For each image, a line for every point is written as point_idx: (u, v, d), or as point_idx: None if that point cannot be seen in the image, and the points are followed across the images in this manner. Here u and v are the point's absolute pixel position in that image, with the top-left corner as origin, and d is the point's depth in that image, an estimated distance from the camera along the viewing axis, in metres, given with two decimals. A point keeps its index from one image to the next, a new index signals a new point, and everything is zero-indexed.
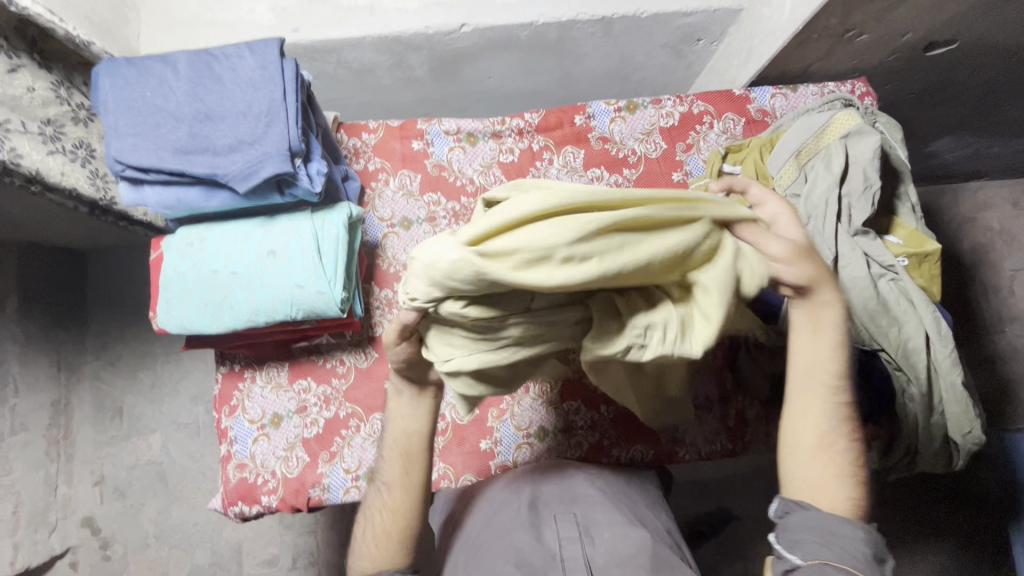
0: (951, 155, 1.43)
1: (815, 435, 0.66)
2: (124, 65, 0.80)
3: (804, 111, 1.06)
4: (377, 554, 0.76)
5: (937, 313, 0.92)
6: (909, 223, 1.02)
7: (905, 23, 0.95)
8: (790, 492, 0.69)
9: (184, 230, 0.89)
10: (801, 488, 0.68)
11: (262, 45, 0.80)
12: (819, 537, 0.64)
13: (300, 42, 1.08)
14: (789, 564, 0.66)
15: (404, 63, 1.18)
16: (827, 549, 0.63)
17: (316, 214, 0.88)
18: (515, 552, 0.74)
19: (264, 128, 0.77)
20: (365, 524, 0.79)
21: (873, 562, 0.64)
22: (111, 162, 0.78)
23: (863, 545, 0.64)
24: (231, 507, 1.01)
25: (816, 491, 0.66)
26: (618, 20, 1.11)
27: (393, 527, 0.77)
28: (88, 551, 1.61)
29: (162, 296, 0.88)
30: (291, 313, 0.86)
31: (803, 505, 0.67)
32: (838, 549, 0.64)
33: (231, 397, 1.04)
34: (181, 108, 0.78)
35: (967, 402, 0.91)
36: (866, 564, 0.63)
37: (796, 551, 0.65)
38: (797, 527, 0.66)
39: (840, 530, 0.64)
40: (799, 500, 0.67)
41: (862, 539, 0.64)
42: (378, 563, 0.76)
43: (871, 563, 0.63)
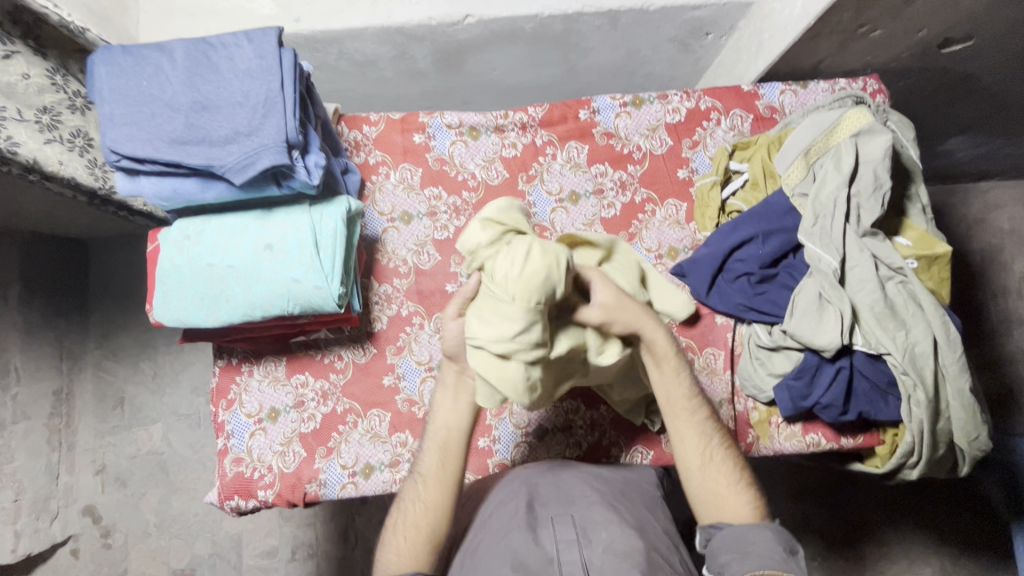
0: (962, 154, 1.40)
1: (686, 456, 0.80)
2: (120, 54, 0.78)
3: (814, 108, 1.04)
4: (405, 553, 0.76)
5: (946, 317, 0.90)
6: (919, 224, 0.99)
7: (920, 19, 0.93)
8: (705, 517, 0.79)
9: (180, 222, 0.88)
10: (708, 510, 0.78)
11: (260, 35, 0.78)
12: (736, 553, 0.72)
13: (301, 32, 1.07)
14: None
15: (407, 54, 1.16)
16: (747, 559, 0.71)
17: (313, 207, 0.87)
18: (511, 556, 0.72)
19: (261, 119, 0.76)
20: (394, 522, 0.79)
21: (788, 554, 0.71)
22: (107, 153, 0.77)
23: (773, 543, 0.72)
24: (228, 501, 1.00)
25: (718, 502, 0.78)
26: (625, 13, 1.08)
27: (426, 520, 0.78)
28: (89, 539, 1.61)
29: (158, 289, 0.86)
30: (288, 308, 0.85)
31: (715, 527, 0.78)
32: (755, 555, 0.71)
33: (229, 391, 1.03)
34: (177, 98, 0.77)
35: (974, 408, 0.89)
36: (781, 559, 0.70)
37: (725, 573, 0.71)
38: (718, 551, 0.74)
39: (751, 539, 0.73)
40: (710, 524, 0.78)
41: (771, 536, 0.73)
42: (404, 562, 0.75)
43: (785, 556, 0.71)
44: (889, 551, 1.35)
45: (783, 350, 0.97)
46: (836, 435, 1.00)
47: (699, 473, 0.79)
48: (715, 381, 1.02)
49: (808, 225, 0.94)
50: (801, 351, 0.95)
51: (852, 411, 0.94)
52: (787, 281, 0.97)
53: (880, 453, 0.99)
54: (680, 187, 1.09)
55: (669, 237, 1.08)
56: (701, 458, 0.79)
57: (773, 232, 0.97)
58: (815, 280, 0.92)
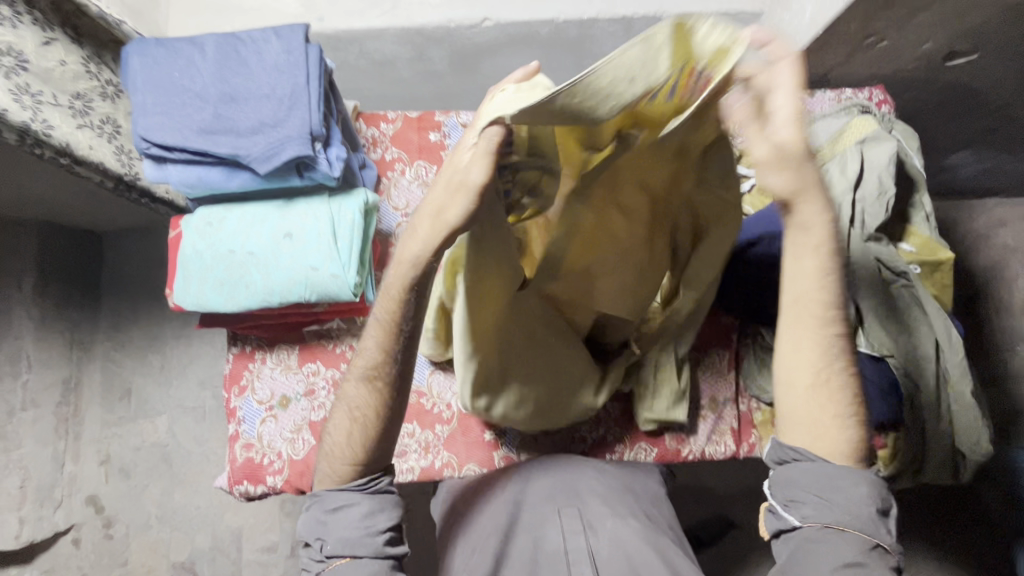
0: (966, 169, 1.42)
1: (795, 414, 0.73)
2: (154, 45, 0.81)
3: (820, 117, 1.06)
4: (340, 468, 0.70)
5: (950, 322, 0.93)
6: (922, 231, 1.01)
7: (926, 31, 0.96)
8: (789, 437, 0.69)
9: (203, 209, 0.90)
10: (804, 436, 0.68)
11: (289, 30, 0.82)
12: (817, 495, 0.65)
13: (324, 31, 1.10)
14: (786, 523, 0.67)
15: (425, 56, 1.19)
16: (832, 509, 0.64)
17: (333, 199, 0.90)
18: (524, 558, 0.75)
19: (287, 110, 0.79)
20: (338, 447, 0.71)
21: (877, 517, 0.65)
22: (138, 139, 0.80)
23: (866, 502, 0.64)
24: (236, 485, 1.02)
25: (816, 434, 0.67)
26: (638, 20, 1.12)
27: (379, 408, 0.67)
28: (92, 529, 1.62)
29: (179, 273, 0.89)
30: (305, 295, 0.87)
31: (807, 457, 0.67)
32: (838, 506, 0.64)
33: (241, 377, 1.05)
34: (206, 89, 0.80)
35: (975, 411, 0.92)
36: (870, 517, 0.64)
37: (792, 509, 0.67)
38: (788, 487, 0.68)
39: (837, 487, 0.65)
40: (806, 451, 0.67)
41: (867, 494, 0.65)
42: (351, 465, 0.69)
43: (876, 516, 0.64)
44: None
45: None
46: None
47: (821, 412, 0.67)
48: (721, 382, 1.04)
49: None
50: None
51: None
52: None
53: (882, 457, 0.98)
54: None
55: None
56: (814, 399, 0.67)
57: (781, 235, 0.98)
58: None
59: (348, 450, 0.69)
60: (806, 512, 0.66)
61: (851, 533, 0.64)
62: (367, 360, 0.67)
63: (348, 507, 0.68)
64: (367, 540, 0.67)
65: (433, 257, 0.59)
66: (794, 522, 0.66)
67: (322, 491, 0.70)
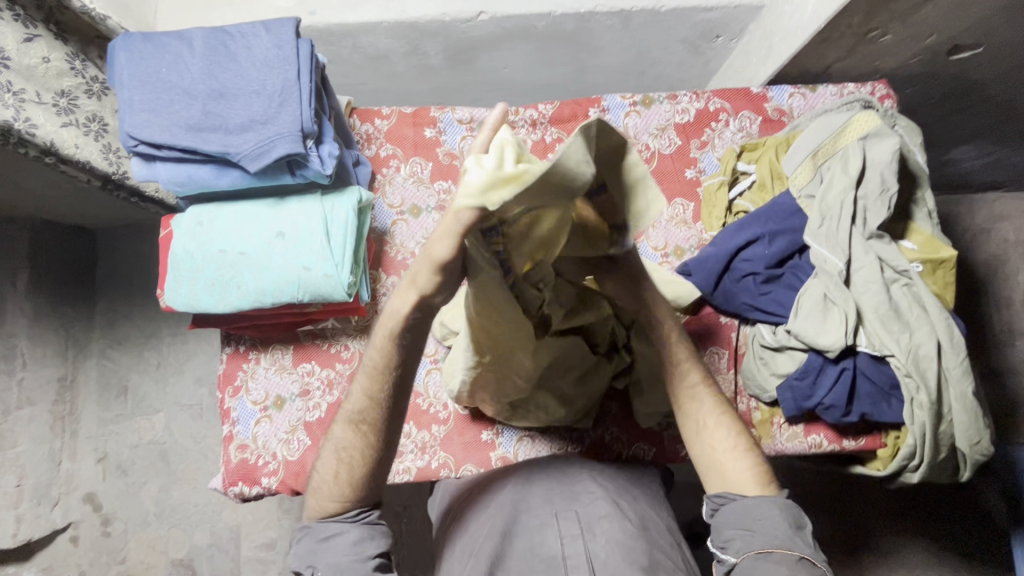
0: (968, 164, 1.41)
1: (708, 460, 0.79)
2: (140, 41, 0.79)
3: (822, 111, 1.04)
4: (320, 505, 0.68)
5: (951, 320, 0.91)
6: (924, 228, 1.00)
7: (930, 25, 0.94)
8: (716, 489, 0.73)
9: (194, 208, 0.89)
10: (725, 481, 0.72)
11: (278, 25, 0.80)
12: (742, 528, 0.69)
13: (316, 25, 1.08)
14: (729, 563, 0.70)
15: (420, 50, 1.17)
16: (756, 536, 0.68)
17: (326, 197, 0.88)
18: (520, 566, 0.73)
19: (277, 107, 0.77)
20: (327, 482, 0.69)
21: (794, 530, 0.68)
22: (124, 137, 0.78)
23: (782, 522, 0.68)
24: (231, 487, 1.01)
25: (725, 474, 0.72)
26: (637, 13, 1.10)
27: (366, 451, 0.67)
28: (90, 526, 1.62)
29: (170, 274, 0.87)
30: (298, 296, 0.86)
31: (732, 498, 0.71)
32: (761, 534, 0.68)
33: (235, 377, 1.04)
34: (194, 86, 0.78)
35: (975, 411, 0.90)
36: (786, 530, 0.68)
37: (729, 549, 0.70)
38: (722, 527, 0.71)
39: (759, 516, 0.69)
40: (728, 492, 0.72)
41: (780, 508, 0.69)
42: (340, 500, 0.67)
43: (791, 529, 0.68)
44: (886, 558, 1.37)
45: (787, 350, 0.98)
46: (837, 437, 1.02)
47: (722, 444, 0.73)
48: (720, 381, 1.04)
49: (814, 225, 0.95)
50: (805, 352, 0.96)
51: (855, 412, 0.95)
52: (792, 281, 0.98)
53: (881, 456, 1.01)
54: (688, 186, 1.11)
55: (676, 236, 1.09)
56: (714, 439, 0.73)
57: (779, 233, 0.97)
58: (820, 281, 0.94)
59: (337, 487, 0.67)
60: (736, 546, 0.69)
61: (779, 554, 0.66)
62: (355, 402, 0.68)
63: (339, 535, 0.66)
64: (357, 565, 0.65)
65: (416, 310, 0.61)
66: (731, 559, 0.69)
67: (311, 521, 0.68)
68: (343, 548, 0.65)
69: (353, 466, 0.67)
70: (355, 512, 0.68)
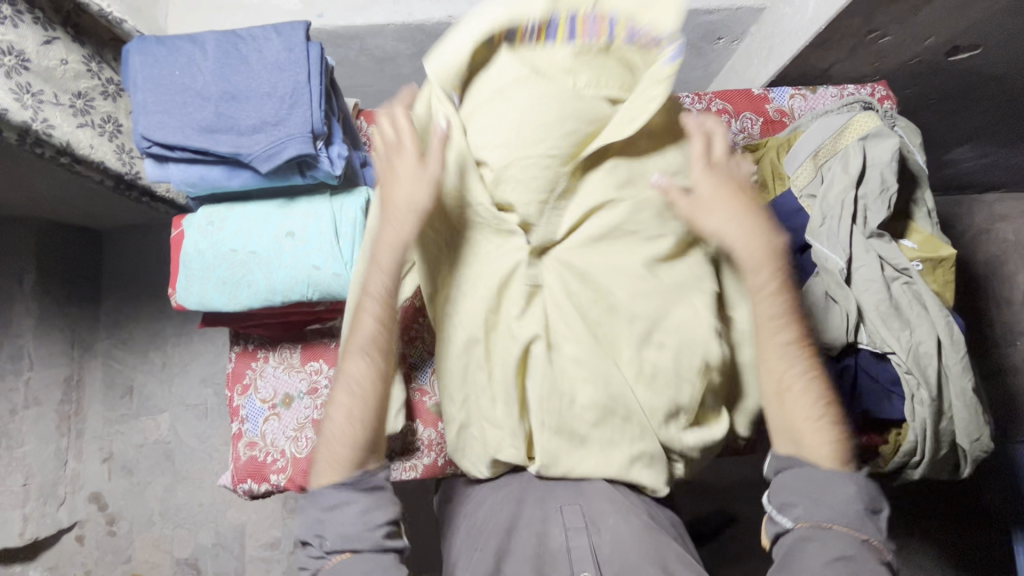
0: (968, 164, 1.42)
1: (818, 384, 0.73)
2: (154, 44, 0.81)
3: (822, 112, 1.06)
4: (342, 441, 0.72)
5: (950, 318, 0.92)
6: (924, 228, 1.02)
7: (929, 26, 0.95)
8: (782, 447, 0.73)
9: (205, 208, 0.90)
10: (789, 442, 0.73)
11: (289, 28, 0.81)
12: (808, 497, 0.68)
13: (323, 28, 1.09)
14: (784, 526, 0.69)
15: (425, 53, 1.19)
16: (817, 510, 0.67)
17: (334, 197, 0.90)
18: (525, 551, 0.73)
19: (288, 109, 0.78)
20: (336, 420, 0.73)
21: (864, 514, 0.66)
22: (138, 139, 0.80)
23: (856, 500, 0.66)
24: (240, 484, 1.02)
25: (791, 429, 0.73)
26: None
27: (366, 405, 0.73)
28: (95, 525, 1.63)
29: (182, 273, 0.89)
30: (308, 294, 0.87)
31: (802, 464, 0.70)
32: (827, 506, 0.66)
33: (244, 376, 1.05)
34: (207, 88, 0.80)
35: (975, 408, 0.92)
36: (856, 516, 0.65)
37: (786, 513, 0.69)
38: (786, 492, 0.70)
39: (831, 487, 0.67)
40: (797, 455, 0.71)
41: (852, 494, 0.67)
42: (335, 468, 0.72)
43: (861, 515, 0.65)
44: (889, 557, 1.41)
45: None
46: None
47: (721, 195, 0.75)
48: None
49: (815, 224, 0.96)
50: None
51: (857, 409, 0.97)
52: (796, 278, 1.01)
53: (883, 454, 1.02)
54: None
55: None
56: (781, 297, 0.73)
57: None
58: (822, 279, 0.95)
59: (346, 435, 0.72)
60: (796, 513, 0.68)
61: (840, 530, 0.65)
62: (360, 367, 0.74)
63: (345, 506, 0.70)
64: (366, 535, 0.69)
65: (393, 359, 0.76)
66: (787, 524, 0.69)
67: (318, 488, 0.71)
68: (348, 519, 0.69)
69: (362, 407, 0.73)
70: (353, 474, 0.72)
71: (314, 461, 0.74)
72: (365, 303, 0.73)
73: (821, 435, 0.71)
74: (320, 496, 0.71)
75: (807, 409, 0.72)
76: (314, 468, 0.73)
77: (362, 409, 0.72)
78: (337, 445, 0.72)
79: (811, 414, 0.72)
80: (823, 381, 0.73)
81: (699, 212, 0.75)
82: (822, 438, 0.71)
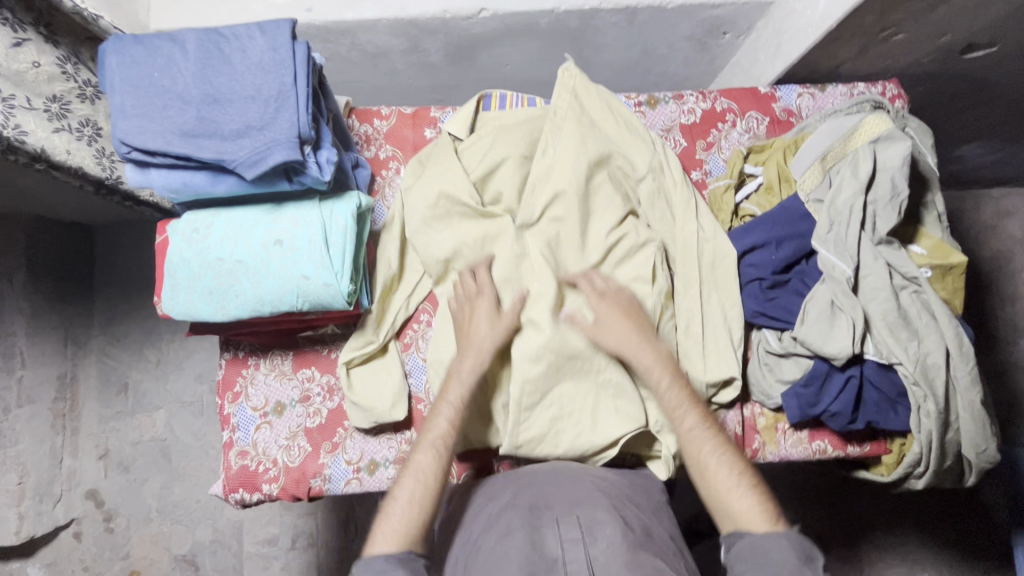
0: (977, 160, 1.39)
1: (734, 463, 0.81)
2: (132, 43, 0.77)
3: (831, 112, 1.02)
4: (404, 527, 0.76)
5: (960, 328, 0.89)
6: (934, 233, 0.99)
7: (944, 24, 0.91)
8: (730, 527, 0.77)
9: (190, 215, 0.87)
10: (736, 520, 0.77)
11: (274, 27, 0.77)
12: (751, 562, 0.71)
13: (313, 22, 1.05)
14: None
15: (419, 47, 1.14)
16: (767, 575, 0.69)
17: (324, 202, 0.87)
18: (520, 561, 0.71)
19: (273, 113, 0.75)
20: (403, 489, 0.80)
21: (802, 563, 0.70)
22: (117, 144, 0.76)
23: (790, 553, 0.71)
24: (232, 493, 1.00)
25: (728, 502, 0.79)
26: (642, 10, 1.07)
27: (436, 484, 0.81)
28: (93, 523, 1.61)
29: (167, 282, 0.86)
30: (297, 304, 0.84)
31: (740, 533, 0.75)
32: (769, 565, 0.70)
33: (235, 384, 1.03)
34: (189, 90, 0.76)
35: (983, 420, 0.89)
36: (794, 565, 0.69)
37: None
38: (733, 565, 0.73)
39: (766, 551, 0.71)
40: (738, 531, 0.76)
41: (787, 545, 0.72)
42: (402, 534, 0.76)
43: (800, 564, 0.69)
44: (887, 553, 1.43)
45: (792, 356, 0.97)
46: (843, 442, 1.01)
47: (609, 311, 0.91)
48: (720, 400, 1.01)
49: (822, 231, 0.93)
50: (811, 359, 0.95)
51: (861, 419, 0.94)
52: (799, 287, 0.97)
53: (887, 461, 1.00)
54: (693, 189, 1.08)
55: None
56: (679, 386, 0.87)
57: (786, 239, 0.97)
58: (828, 287, 0.92)
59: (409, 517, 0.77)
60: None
61: None
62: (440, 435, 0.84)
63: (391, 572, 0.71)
64: None
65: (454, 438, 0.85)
66: None
67: (383, 548, 0.74)
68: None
69: (427, 490, 0.80)
70: (405, 553, 0.74)
71: (370, 535, 0.77)
72: (445, 404, 0.86)
73: (745, 501, 0.78)
74: (376, 560, 0.72)
75: (732, 481, 0.79)
76: (374, 536, 0.76)
77: (424, 494, 0.79)
78: (397, 522, 0.77)
79: (730, 484, 0.79)
80: (736, 458, 0.81)
81: (604, 322, 0.90)
82: (748, 504, 0.77)
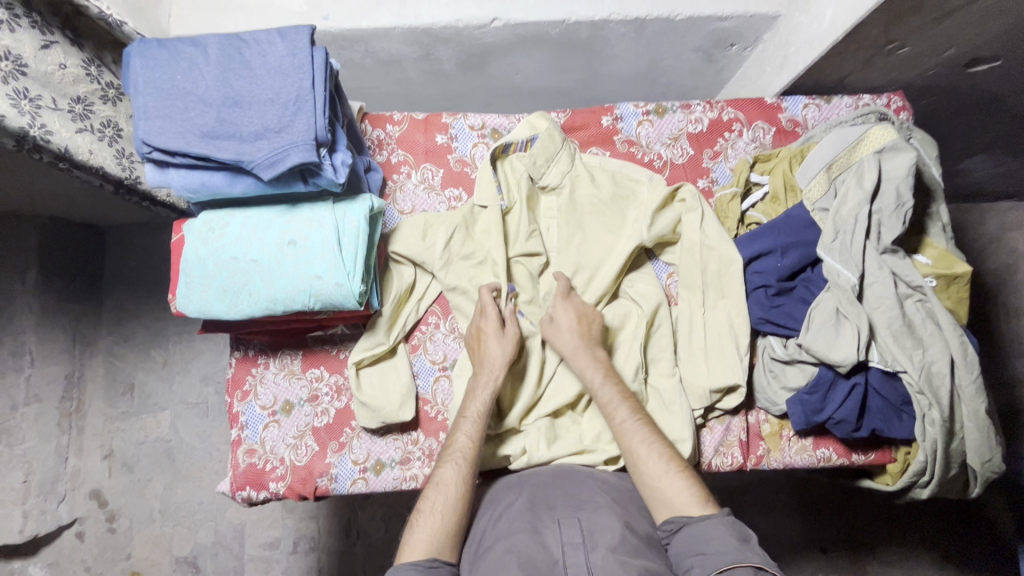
0: (980, 174, 1.39)
1: (726, 519, 0.75)
2: (156, 47, 0.80)
3: (836, 123, 1.04)
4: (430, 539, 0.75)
5: (965, 337, 0.90)
6: (939, 243, 1.00)
7: (948, 37, 0.92)
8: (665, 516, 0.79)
9: (206, 214, 0.89)
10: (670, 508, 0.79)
11: (294, 33, 0.79)
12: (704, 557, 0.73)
13: (329, 30, 1.08)
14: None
15: (431, 55, 1.17)
16: (707, 559, 0.71)
17: (337, 205, 0.88)
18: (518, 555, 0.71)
19: (291, 115, 0.76)
20: (431, 497, 0.80)
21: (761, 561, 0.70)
22: (139, 144, 0.78)
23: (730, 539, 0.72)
24: (239, 491, 1.01)
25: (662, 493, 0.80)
26: (651, 22, 1.09)
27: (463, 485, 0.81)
28: (94, 523, 1.61)
29: (181, 280, 0.87)
30: (309, 304, 0.86)
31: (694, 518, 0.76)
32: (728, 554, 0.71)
33: (244, 382, 1.04)
34: (210, 93, 0.78)
35: (988, 429, 0.89)
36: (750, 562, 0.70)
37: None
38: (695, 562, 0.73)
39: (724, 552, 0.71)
40: (676, 520, 0.77)
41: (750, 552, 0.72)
42: (433, 541, 0.76)
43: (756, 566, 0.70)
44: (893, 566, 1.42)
45: (798, 363, 0.98)
46: (846, 451, 1.01)
47: (567, 314, 0.97)
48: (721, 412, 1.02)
49: (828, 239, 0.95)
50: (816, 367, 0.96)
51: (865, 427, 0.95)
52: (804, 294, 0.98)
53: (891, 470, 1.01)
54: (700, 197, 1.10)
55: None
56: (612, 383, 0.91)
57: (793, 246, 0.98)
58: (832, 295, 0.93)
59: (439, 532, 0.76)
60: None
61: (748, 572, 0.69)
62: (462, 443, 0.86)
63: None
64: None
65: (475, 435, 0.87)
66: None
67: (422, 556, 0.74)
68: None
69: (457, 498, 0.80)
70: (428, 562, 0.73)
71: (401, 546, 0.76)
72: (467, 413, 0.89)
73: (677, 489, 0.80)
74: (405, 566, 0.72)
75: (659, 465, 0.82)
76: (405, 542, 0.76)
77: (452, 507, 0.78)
78: (428, 527, 0.77)
79: (662, 469, 0.81)
80: (660, 442, 0.84)
81: (559, 324, 0.96)
82: (678, 487, 0.80)
